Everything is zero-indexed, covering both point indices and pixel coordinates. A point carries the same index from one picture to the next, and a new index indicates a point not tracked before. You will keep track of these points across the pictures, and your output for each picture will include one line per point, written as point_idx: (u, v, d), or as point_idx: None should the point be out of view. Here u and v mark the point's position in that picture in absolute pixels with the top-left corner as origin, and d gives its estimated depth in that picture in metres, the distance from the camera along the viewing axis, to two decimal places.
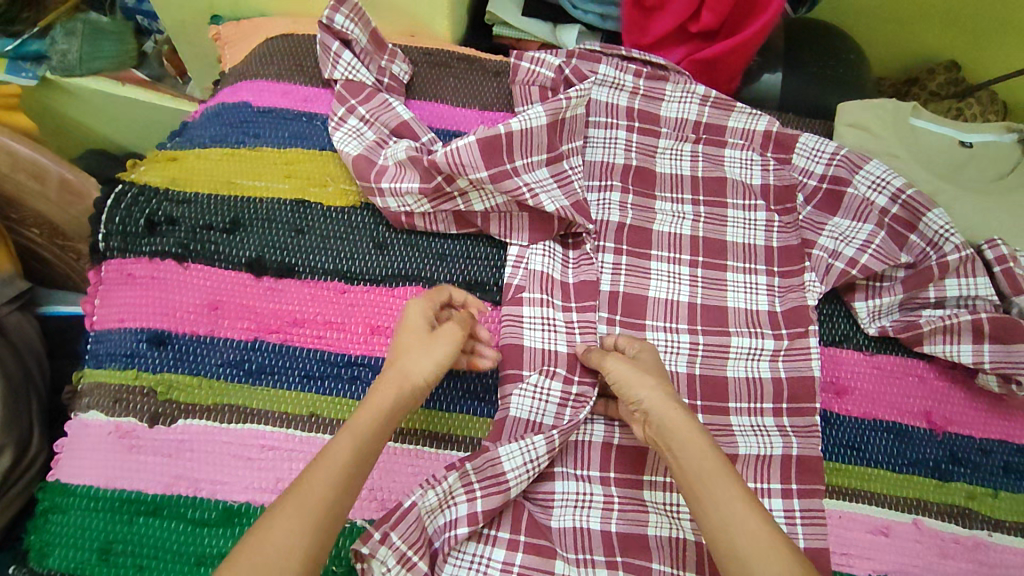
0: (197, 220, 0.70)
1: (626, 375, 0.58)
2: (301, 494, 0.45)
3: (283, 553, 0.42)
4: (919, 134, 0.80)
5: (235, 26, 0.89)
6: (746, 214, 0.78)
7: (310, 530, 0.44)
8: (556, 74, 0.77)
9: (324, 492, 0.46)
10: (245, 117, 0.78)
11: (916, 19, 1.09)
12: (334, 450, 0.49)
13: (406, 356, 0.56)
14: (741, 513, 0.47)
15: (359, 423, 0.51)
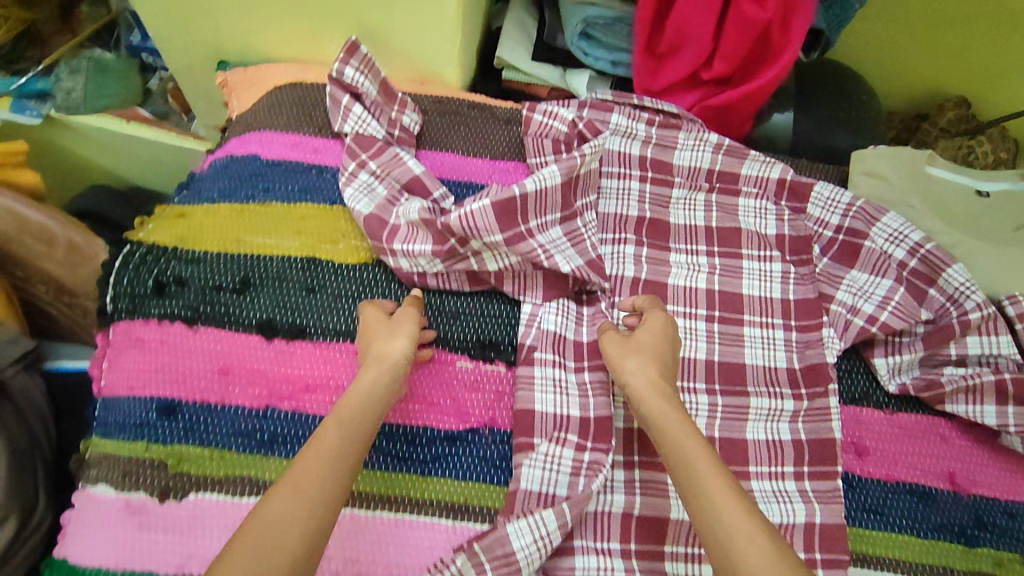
0: (206, 281, 0.69)
1: (620, 352, 0.62)
2: (294, 475, 0.50)
3: (284, 523, 0.47)
4: (933, 182, 0.79)
5: (242, 72, 0.87)
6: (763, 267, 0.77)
7: (307, 503, 0.49)
8: (570, 128, 0.77)
9: (316, 471, 0.51)
10: (254, 170, 0.76)
11: (927, 54, 1.08)
12: (323, 434, 0.53)
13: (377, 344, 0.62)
14: (710, 472, 0.51)
15: (344, 408, 0.56)
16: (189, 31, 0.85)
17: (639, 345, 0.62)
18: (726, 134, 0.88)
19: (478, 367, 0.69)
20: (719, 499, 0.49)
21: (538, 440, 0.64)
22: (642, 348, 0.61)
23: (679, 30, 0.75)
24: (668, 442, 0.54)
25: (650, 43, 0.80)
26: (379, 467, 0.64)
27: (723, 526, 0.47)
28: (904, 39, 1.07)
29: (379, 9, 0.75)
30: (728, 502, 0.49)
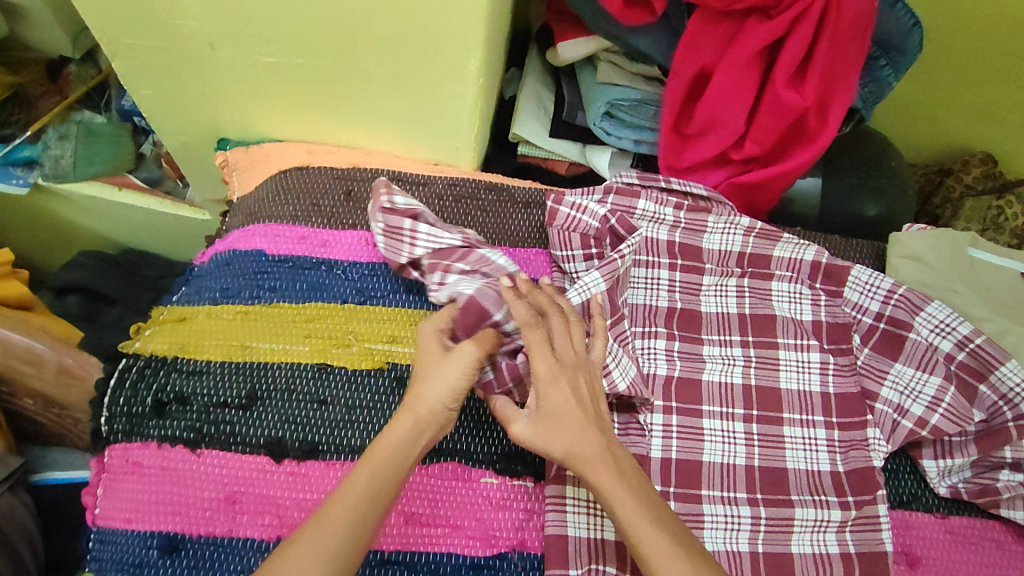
0: (210, 397, 0.64)
1: (536, 434, 0.54)
2: (310, 537, 0.47)
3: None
4: (977, 266, 0.75)
5: (244, 153, 0.83)
6: (800, 358, 0.72)
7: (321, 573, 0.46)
8: (601, 223, 0.74)
9: (338, 533, 0.47)
10: (259, 268, 0.72)
11: (950, 110, 1.05)
12: (352, 483, 0.50)
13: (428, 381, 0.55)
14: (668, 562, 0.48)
15: (375, 457, 0.52)
16: (189, 112, 0.81)
17: (555, 424, 0.54)
18: (752, 210, 0.84)
19: (506, 482, 0.64)
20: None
21: (574, 572, 0.60)
22: (563, 423, 0.54)
23: (712, 115, 0.71)
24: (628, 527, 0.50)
25: (677, 124, 0.76)
26: None
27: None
28: (928, 95, 1.04)
29: (393, 95, 0.71)
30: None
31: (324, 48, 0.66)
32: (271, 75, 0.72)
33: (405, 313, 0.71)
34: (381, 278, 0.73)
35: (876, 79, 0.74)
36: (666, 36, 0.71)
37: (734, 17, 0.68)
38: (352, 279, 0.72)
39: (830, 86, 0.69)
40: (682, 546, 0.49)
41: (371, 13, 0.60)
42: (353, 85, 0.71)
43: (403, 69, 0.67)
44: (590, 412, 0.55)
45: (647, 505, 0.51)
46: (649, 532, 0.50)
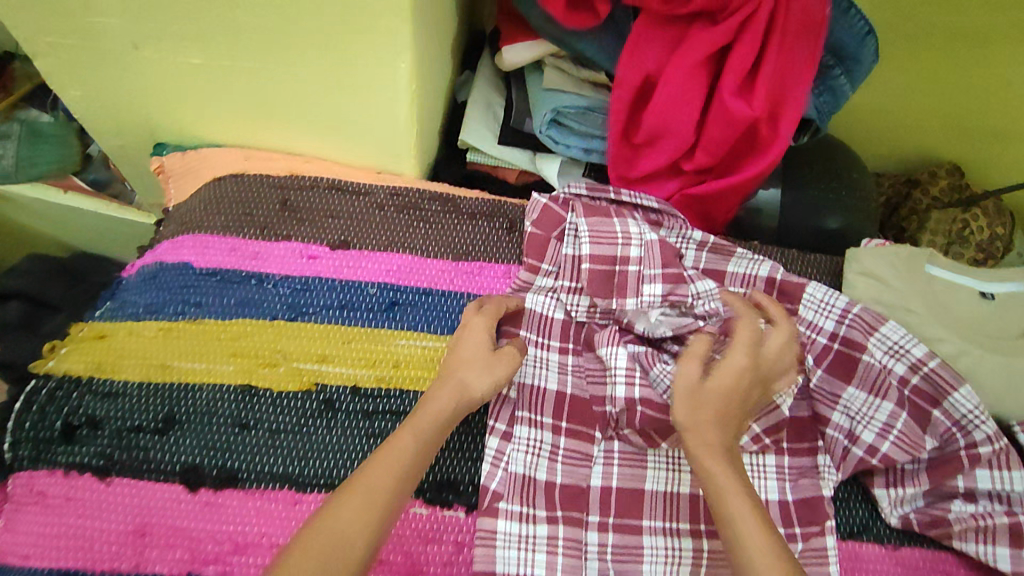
0: (124, 421, 0.61)
1: (680, 396, 0.57)
2: (362, 487, 0.48)
3: (351, 542, 0.45)
4: (935, 283, 0.73)
5: (179, 158, 0.78)
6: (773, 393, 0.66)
7: (371, 526, 0.47)
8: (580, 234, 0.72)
9: (385, 486, 0.49)
10: (185, 282, 0.68)
11: (919, 118, 1.02)
12: (398, 442, 0.52)
13: (460, 362, 0.59)
14: (751, 524, 0.48)
15: (419, 422, 0.54)
16: (117, 114, 0.76)
17: (705, 386, 0.57)
18: (709, 223, 0.81)
19: (435, 513, 0.60)
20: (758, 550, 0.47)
21: None
22: (695, 393, 0.57)
23: (656, 122, 0.68)
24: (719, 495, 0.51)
25: (626, 131, 0.73)
26: None
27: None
28: (895, 104, 1.02)
29: (326, 99, 0.68)
30: (764, 551, 0.47)
31: (248, 47, 0.62)
32: (196, 77, 0.67)
33: (338, 331, 0.68)
34: (314, 292, 0.69)
35: (831, 88, 0.71)
36: (613, 40, 0.68)
37: (677, 23, 0.66)
38: (284, 294, 0.69)
39: (781, 96, 0.66)
40: (760, 511, 0.50)
41: (291, 11, 0.57)
42: (285, 87, 0.67)
43: (334, 72, 0.63)
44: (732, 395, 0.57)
45: (738, 477, 0.52)
46: (733, 495, 0.51)
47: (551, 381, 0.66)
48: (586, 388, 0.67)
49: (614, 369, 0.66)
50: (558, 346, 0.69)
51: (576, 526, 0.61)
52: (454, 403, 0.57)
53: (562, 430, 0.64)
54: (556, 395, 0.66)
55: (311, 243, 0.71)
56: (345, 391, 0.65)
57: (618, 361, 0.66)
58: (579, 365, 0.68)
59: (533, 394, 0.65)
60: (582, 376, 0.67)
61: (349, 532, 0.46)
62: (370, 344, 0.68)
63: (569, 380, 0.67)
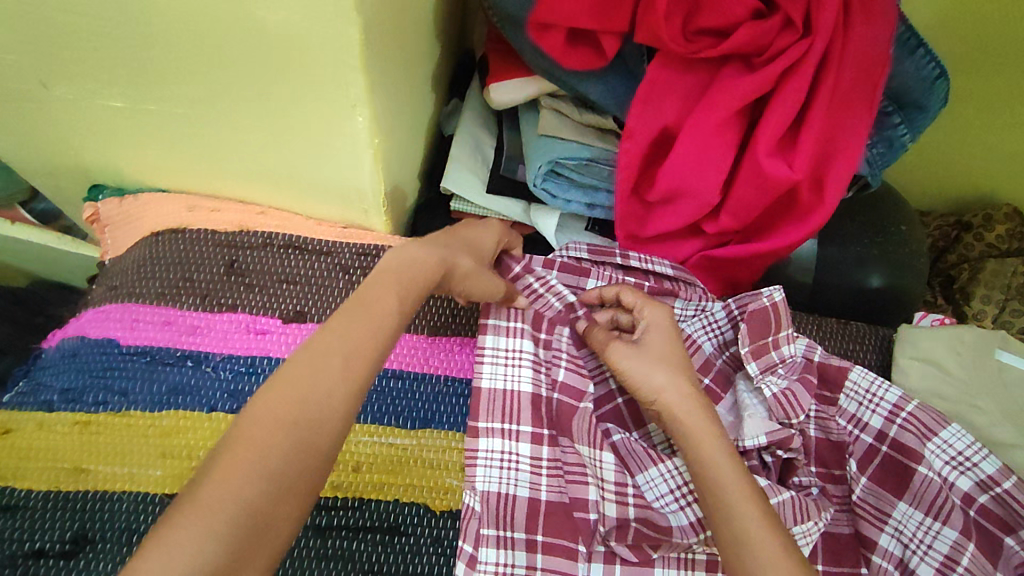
0: (21, 542, 0.50)
1: (640, 363, 0.55)
2: (341, 344, 0.40)
3: (321, 402, 0.37)
4: (1007, 374, 0.60)
5: (116, 208, 0.68)
6: (794, 528, 0.54)
7: (349, 387, 0.39)
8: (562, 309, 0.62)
9: (369, 340, 0.41)
10: (109, 363, 0.58)
11: (972, 153, 0.89)
12: (381, 300, 0.44)
13: (457, 242, 0.55)
14: (730, 470, 0.48)
15: (409, 281, 0.47)
16: (43, 156, 0.65)
17: (661, 350, 0.57)
18: (732, 288, 0.70)
19: None
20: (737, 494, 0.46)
21: None
22: (659, 358, 0.56)
23: (675, 180, 0.57)
24: (703, 444, 0.50)
25: (639, 187, 0.61)
26: None
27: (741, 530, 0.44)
28: (943, 137, 0.89)
29: (276, 150, 0.57)
30: (762, 534, 0.43)
31: (179, 92, 0.52)
32: (125, 123, 0.57)
33: None
34: (260, 376, 0.58)
35: (888, 139, 0.60)
36: (620, 83, 0.57)
37: (702, 67, 0.54)
38: (225, 378, 0.58)
39: (825, 154, 0.55)
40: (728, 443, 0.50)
41: (220, 56, 0.47)
42: (228, 136, 0.56)
43: (282, 122, 0.53)
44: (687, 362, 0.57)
45: (723, 435, 0.51)
46: (714, 443, 0.49)
47: (521, 487, 0.56)
48: (565, 490, 0.56)
49: (603, 481, 0.55)
50: (529, 432, 0.58)
51: None
52: (440, 269, 0.50)
53: (537, 542, 0.55)
54: (528, 503, 0.56)
55: (261, 316, 0.61)
56: None
57: (606, 471, 0.56)
58: (554, 459, 0.57)
59: (501, 502, 0.55)
60: (558, 477, 0.57)
61: (328, 379, 0.38)
62: None
63: (543, 484, 0.57)
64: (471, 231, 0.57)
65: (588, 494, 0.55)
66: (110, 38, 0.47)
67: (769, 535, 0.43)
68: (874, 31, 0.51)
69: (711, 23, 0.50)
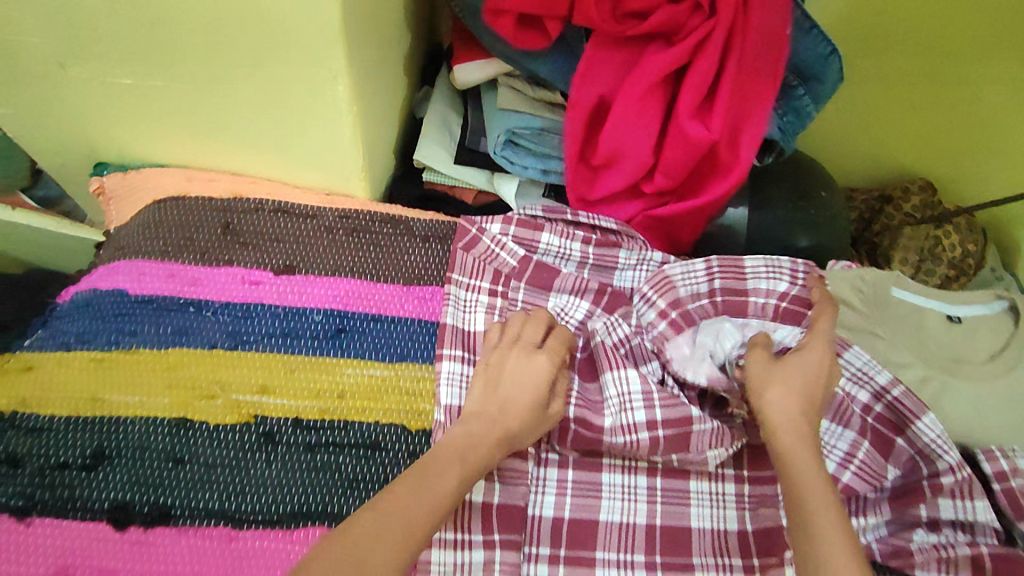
0: (47, 456, 0.58)
1: (761, 377, 0.58)
2: (404, 517, 0.46)
3: (383, 547, 0.43)
4: (901, 308, 0.71)
5: (121, 179, 0.75)
6: (709, 452, 0.61)
7: (410, 531, 0.45)
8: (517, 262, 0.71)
9: (423, 510, 0.47)
10: (120, 310, 0.65)
11: (890, 132, 1.01)
12: (443, 475, 0.50)
13: (504, 399, 0.57)
14: (825, 503, 0.48)
15: (469, 457, 0.52)
16: (55, 134, 0.73)
17: (791, 375, 0.58)
18: (672, 244, 0.80)
19: None
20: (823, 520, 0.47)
21: None
22: (779, 378, 0.58)
23: (615, 142, 0.67)
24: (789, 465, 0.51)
25: (585, 153, 0.71)
26: None
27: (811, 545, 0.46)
28: (864, 119, 1.01)
29: (268, 119, 0.66)
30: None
31: (185, 67, 0.60)
32: (134, 99, 0.66)
33: (281, 360, 0.65)
34: (256, 320, 0.66)
35: (795, 108, 0.70)
36: (565, 60, 0.67)
37: (630, 45, 0.64)
38: (223, 322, 0.66)
39: (738, 120, 0.65)
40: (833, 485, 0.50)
41: (221, 32, 0.56)
42: (227, 109, 0.65)
43: (274, 93, 0.62)
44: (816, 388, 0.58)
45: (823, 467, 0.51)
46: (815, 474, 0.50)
47: None
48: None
49: None
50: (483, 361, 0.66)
51: (514, 550, 0.58)
52: (501, 449, 0.55)
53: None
54: None
55: (254, 269, 0.69)
56: (286, 423, 0.62)
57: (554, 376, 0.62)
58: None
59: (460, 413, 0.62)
60: None
61: (389, 540, 0.44)
62: (312, 374, 0.65)
63: None
64: (523, 369, 0.59)
65: None
66: (127, 18, 0.56)
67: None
68: (772, 12, 0.61)
69: (637, 6, 0.60)
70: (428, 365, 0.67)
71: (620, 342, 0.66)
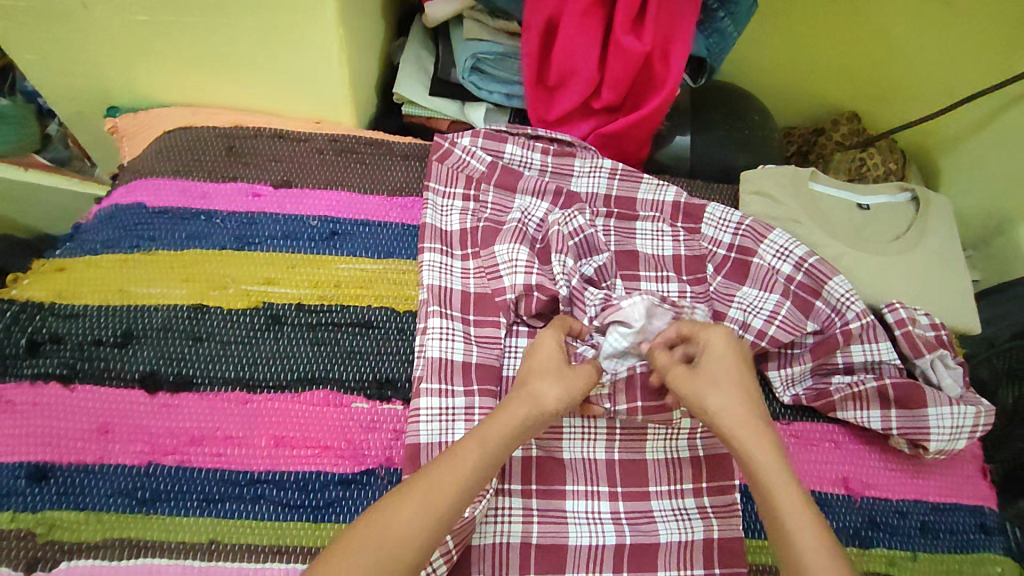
0: (85, 336, 0.67)
1: (697, 387, 0.58)
2: (424, 484, 0.51)
3: (403, 538, 0.47)
4: (818, 198, 0.84)
5: (132, 119, 0.85)
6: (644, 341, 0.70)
7: (428, 519, 0.49)
8: (485, 167, 0.81)
9: (448, 488, 0.51)
10: (139, 220, 0.75)
11: (817, 71, 1.13)
12: (463, 448, 0.54)
13: (535, 376, 0.61)
14: (790, 492, 0.50)
15: (486, 435, 0.55)
16: (71, 79, 0.82)
17: (711, 376, 0.59)
18: (625, 158, 0.91)
19: (376, 406, 0.67)
20: (798, 524, 0.48)
21: None
22: (715, 380, 0.58)
23: (566, 59, 0.78)
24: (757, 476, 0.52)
25: (541, 75, 0.83)
26: (265, 516, 0.61)
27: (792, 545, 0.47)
28: (795, 60, 1.13)
29: (267, 52, 0.76)
30: (813, 553, 0.46)
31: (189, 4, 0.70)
32: (144, 39, 0.75)
33: (283, 257, 0.74)
34: (259, 225, 0.76)
35: (718, 30, 0.82)
36: None
37: None
38: (231, 227, 0.75)
39: (667, 35, 0.76)
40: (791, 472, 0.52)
41: None
42: (231, 45, 0.75)
43: (269, 25, 0.72)
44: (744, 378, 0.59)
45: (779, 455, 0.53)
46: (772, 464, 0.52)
47: (456, 282, 0.74)
48: (487, 284, 0.74)
49: (516, 260, 0.74)
50: (460, 255, 0.77)
51: (491, 397, 0.67)
52: (532, 422, 0.58)
53: (471, 321, 0.72)
54: (462, 292, 0.74)
55: (256, 183, 0.79)
56: (290, 308, 0.72)
57: (520, 256, 0.74)
58: (479, 266, 0.76)
59: (442, 291, 0.73)
60: (483, 277, 0.75)
61: (412, 518, 0.48)
62: (312, 268, 0.74)
63: (471, 278, 0.75)
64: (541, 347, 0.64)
65: (504, 282, 0.73)
66: None
67: (822, 555, 0.46)
68: None
69: None
70: (411, 259, 0.77)
71: (575, 232, 0.77)
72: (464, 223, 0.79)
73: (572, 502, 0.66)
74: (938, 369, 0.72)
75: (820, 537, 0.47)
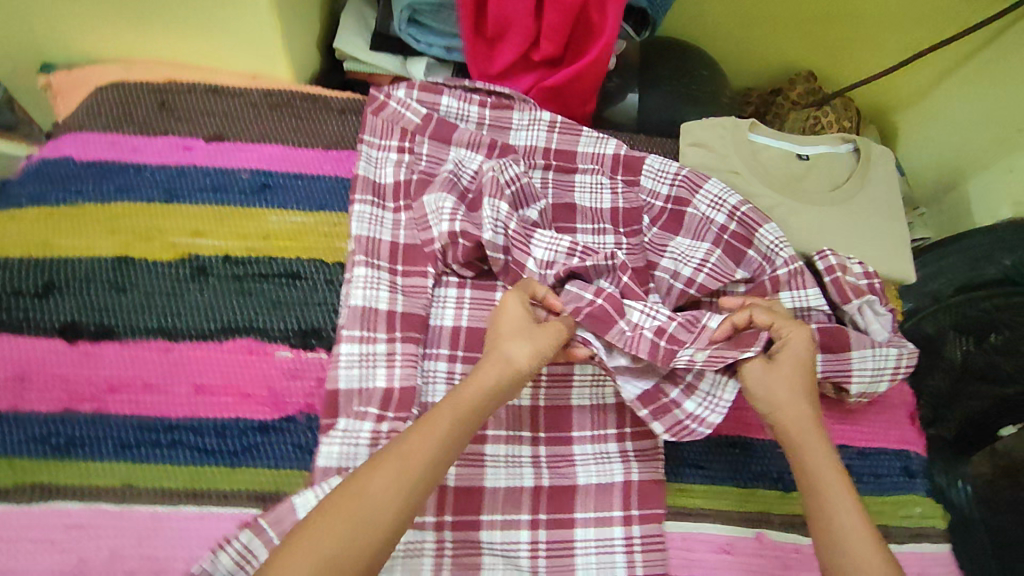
0: (6, 287, 0.67)
1: (765, 385, 0.61)
2: (397, 453, 0.51)
3: (377, 517, 0.48)
4: (757, 149, 0.83)
5: (66, 75, 0.83)
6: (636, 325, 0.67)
7: (400, 491, 0.50)
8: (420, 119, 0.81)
9: (421, 461, 0.51)
10: (68, 173, 0.74)
11: (775, 29, 1.12)
12: (436, 416, 0.55)
13: (502, 340, 0.61)
14: (834, 480, 0.54)
15: (458, 401, 0.56)
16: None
17: (784, 370, 0.61)
18: (570, 115, 0.90)
19: (299, 355, 0.67)
20: (842, 509, 0.53)
21: (339, 418, 0.64)
22: (787, 379, 0.61)
23: (499, 8, 0.76)
24: (811, 473, 0.55)
25: (479, 27, 0.81)
26: (180, 461, 0.61)
27: (840, 537, 0.51)
28: (753, 16, 1.11)
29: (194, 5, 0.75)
30: (857, 539, 0.51)
31: None
32: None
33: (212, 210, 0.74)
34: (189, 178, 0.75)
35: None
36: None
37: None
38: (160, 180, 0.75)
39: None
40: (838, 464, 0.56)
41: None
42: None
43: None
44: (811, 379, 0.62)
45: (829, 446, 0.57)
46: (818, 453, 0.56)
47: (386, 234, 0.74)
48: (417, 236, 0.74)
49: (443, 208, 0.73)
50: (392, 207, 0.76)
51: (413, 344, 0.68)
52: (504, 393, 0.59)
53: (398, 271, 0.72)
54: (390, 244, 0.74)
55: (188, 137, 0.78)
56: (217, 260, 0.71)
57: (445, 204, 0.73)
58: (411, 218, 0.75)
59: (369, 242, 0.73)
60: (414, 228, 0.75)
61: (384, 496, 0.49)
62: (241, 220, 0.74)
63: (403, 228, 0.75)
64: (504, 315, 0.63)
65: (433, 232, 0.73)
66: None
67: (865, 540, 0.50)
68: None
69: None
70: (343, 212, 0.76)
71: (510, 180, 0.76)
72: (397, 175, 0.78)
73: (492, 446, 0.66)
74: (866, 315, 0.72)
75: (862, 523, 0.52)
